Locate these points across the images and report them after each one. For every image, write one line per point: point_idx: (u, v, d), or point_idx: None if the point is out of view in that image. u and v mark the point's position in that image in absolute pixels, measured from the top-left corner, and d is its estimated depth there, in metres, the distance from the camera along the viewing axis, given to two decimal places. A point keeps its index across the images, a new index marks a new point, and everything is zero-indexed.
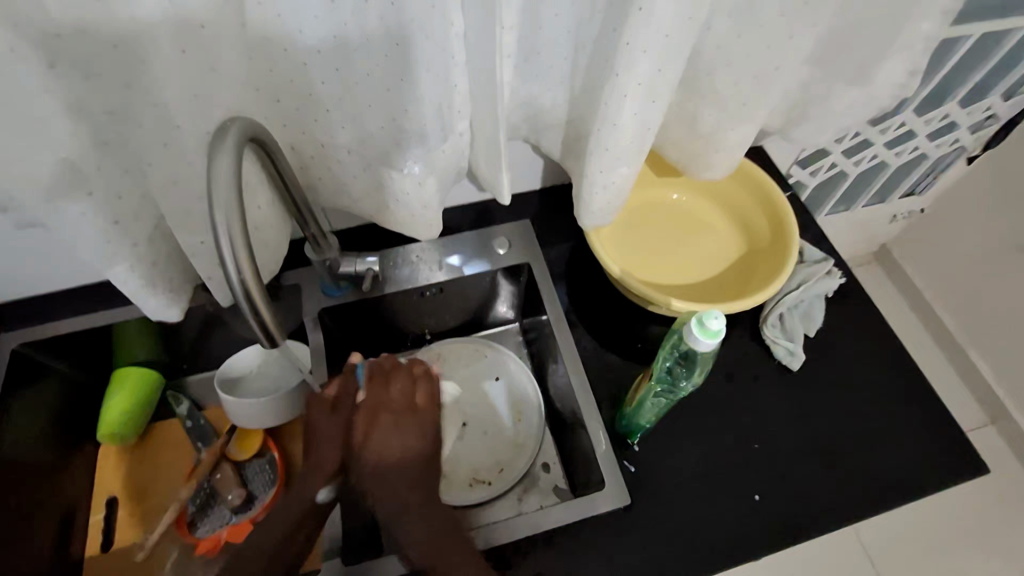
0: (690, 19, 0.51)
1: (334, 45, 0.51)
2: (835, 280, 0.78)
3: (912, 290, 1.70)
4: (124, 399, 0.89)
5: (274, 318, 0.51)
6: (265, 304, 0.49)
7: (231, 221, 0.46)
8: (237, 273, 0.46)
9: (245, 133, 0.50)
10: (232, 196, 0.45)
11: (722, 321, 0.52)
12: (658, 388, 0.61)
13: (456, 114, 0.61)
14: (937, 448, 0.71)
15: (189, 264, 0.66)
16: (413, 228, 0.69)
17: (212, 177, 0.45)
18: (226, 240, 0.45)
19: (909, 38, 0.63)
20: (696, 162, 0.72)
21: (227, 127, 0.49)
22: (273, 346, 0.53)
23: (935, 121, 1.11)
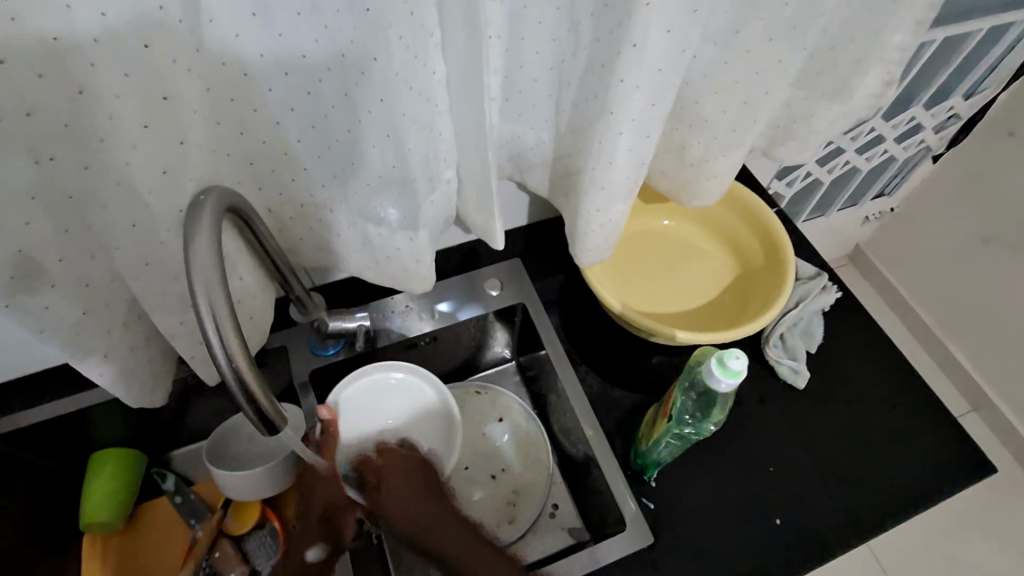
0: (681, 52, 0.50)
1: (309, 101, 0.49)
2: (831, 295, 0.77)
3: (889, 286, 1.74)
4: (109, 484, 0.82)
5: (271, 401, 0.47)
6: (259, 387, 0.46)
7: (213, 299, 0.42)
8: (220, 357, 0.43)
9: (221, 207, 0.46)
10: (214, 273, 0.42)
11: (742, 361, 0.51)
12: (676, 429, 0.57)
13: (442, 162, 0.58)
14: (945, 459, 0.70)
15: (167, 344, 0.61)
16: (401, 281, 0.65)
17: (192, 258, 0.42)
18: (213, 332, 0.42)
19: (890, 51, 0.63)
20: (687, 190, 0.71)
21: (203, 205, 0.45)
22: (272, 432, 0.49)
23: (902, 124, 1.15)
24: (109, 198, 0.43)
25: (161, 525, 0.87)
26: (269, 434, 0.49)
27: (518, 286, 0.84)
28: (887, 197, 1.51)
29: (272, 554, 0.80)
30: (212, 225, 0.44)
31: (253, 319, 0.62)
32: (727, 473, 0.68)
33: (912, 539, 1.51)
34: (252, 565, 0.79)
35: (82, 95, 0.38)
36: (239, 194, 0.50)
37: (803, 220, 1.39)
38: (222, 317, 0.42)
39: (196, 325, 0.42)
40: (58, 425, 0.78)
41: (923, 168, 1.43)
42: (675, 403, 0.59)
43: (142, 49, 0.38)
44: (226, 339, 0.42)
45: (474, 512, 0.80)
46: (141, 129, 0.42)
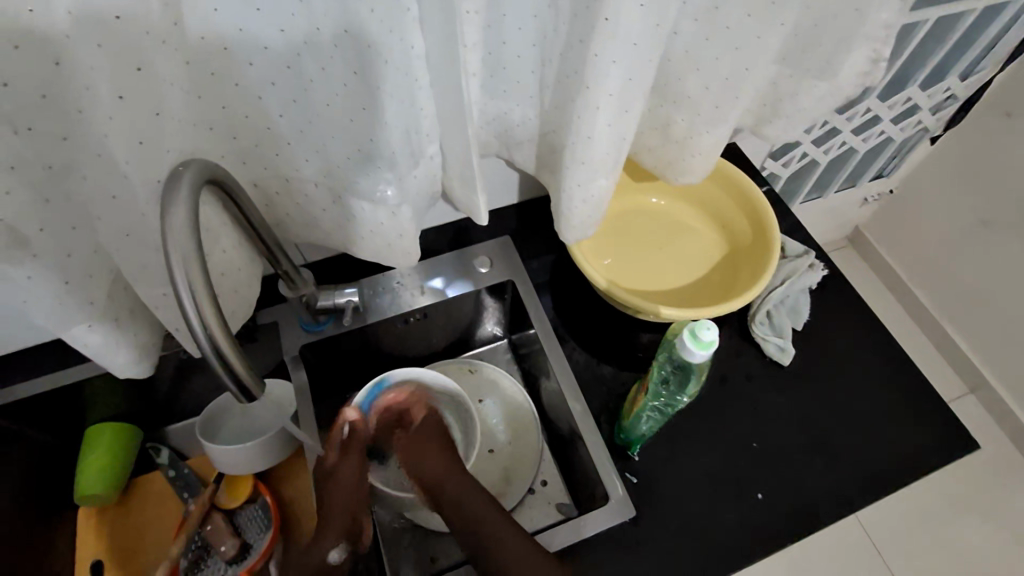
0: (656, 26, 0.50)
1: (288, 75, 0.49)
2: (818, 273, 0.77)
3: (887, 269, 1.74)
4: (104, 455, 0.85)
5: (249, 370, 0.49)
6: (237, 358, 0.48)
7: (190, 269, 0.43)
8: (200, 327, 0.44)
9: (201, 179, 0.47)
10: (190, 243, 0.43)
11: (714, 332, 0.51)
12: (654, 403, 0.58)
13: (425, 137, 0.59)
14: (928, 435, 0.71)
15: (153, 317, 0.63)
16: (387, 257, 0.66)
17: (168, 227, 0.43)
18: (192, 303, 0.44)
19: (874, 28, 0.62)
20: (672, 167, 0.71)
21: (180, 177, 0.46)
22: (251, 399, 0.51)
23: (899, 104, 1.13)
24: (89, 168, 0.44)
25: (154, 502, 0.88)
26: (247, 402, 0.51)
27: (507, 264, 0.84)
28: (886, 179, 1.50)
29: (264, 529, 0.82)
30: (189, 196, 0.45)
31: (239, 293, 0.63)
32: (708, 448, 0.69)
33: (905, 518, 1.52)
34: (243, 539, 0.81)
35: (59, 66, 0.38)
36: (220, 165, 0.51)
37: (799, 202, 1.38)
38: (199, 287, 0.44)
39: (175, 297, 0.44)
40: (52, 398, 0.80)
41: (920, 149, 1.42)
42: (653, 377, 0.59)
43: (115, 21, 0.39)
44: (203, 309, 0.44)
45: None
46: (117, 101, 0.42)
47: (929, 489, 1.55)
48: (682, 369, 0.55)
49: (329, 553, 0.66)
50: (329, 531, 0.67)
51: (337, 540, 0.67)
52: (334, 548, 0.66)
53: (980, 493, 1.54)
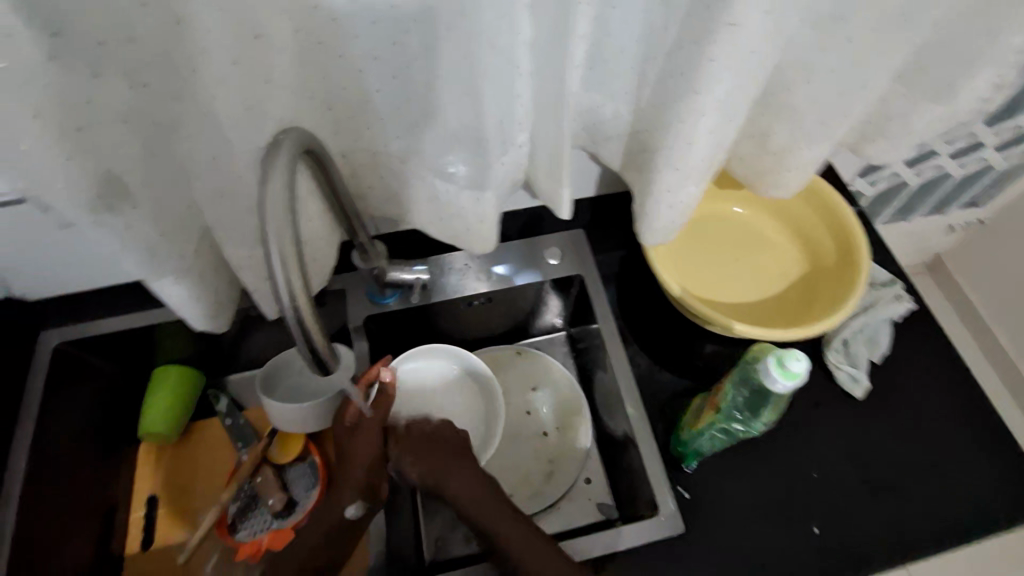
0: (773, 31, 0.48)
1: (393, 52, 0.49)
2: (903, 305, 0.73)
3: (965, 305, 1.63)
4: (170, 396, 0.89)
5: (325, 343, 0.50)
6: (317, 329, 0.48)
7: (283, 237, 0.44)
8: (288, 295, 0.45)
9: (298, 147, 0.48)
10: (284, 211, 0.44)
11: (804, 363, 0.48)
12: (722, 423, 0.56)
13: (518, 125, 0.57)
14: (1009, 493, 0.66)
15: (233, 274, 0.64)
16: (466, 243, 0.65)
17: (267, 195, 0.44)
18: (280, 269, 0.44)
19: (1003, 53, 0.57)
20: (764, 180, 0.68)
21: (281, 144, 0.47)
22: (326, 372, 0.53)
23: (1007, 133, 1.05)
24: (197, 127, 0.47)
25: (207, 447, 0.92)
26: (321, 373, 0.53)
27: (576, 258, 0.83)
28: (977, 210, 1.40)
29: (310, 488, 0.86)
30: (286, 165, 0.45)
31: (317, 261, 0.65)
32: (765, 473, 0.67)
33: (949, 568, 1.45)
34: (289, 495, 0.85)
35: (179, 26, 0.41)
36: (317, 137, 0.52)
37: (878, 225, 1.31)
38: (289, 256, 0.44)
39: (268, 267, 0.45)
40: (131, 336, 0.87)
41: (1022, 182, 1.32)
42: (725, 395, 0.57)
43: None
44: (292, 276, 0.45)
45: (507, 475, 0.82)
46: (230, 65, 0.43)
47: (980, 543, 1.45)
48: (760, 393, 0.53)
49: (347, 508, 0.66)
50: (347, 488, 0.66)
51: (354, 500, 0.66)
52: (351, 505, 0.66)
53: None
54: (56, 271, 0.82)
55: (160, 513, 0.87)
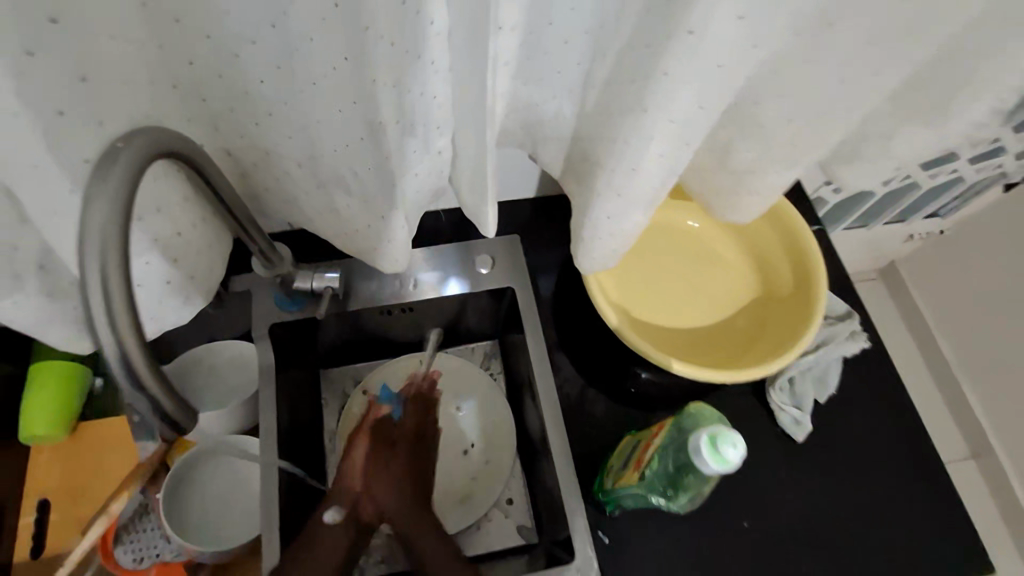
0: (753, 47, 0.38)
1: (274, 36, 0.39)
2: (859, 344, 0.68)
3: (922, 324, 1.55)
4: (46, 398, 0.81)
5: (178, 398, 0.40)
6: (163, 385, 0.39)
7: (107, 270, 0.34)
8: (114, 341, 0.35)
9: (139, 164, 0.37)
10: (115, 241, 0.35)
11: (738, 453, 0.46)
12: (645, 488, 0.51)
13: (434, 130, 0.49)
14: (935, 546, 0.65)
15: None
16: (370, 256, 0.56)
17: (83, 226, 0.34)
18: (101, 313, 0.35)
19: (1012, 75, 0.48)
20: (720, 200, 0.59)
21: (117, 156, 0.36)
22: (182, 429, 0.42)
23: (983, 145, 0.99)
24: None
25: (100, 444, 0.85)
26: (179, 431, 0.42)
27: (513, 267, 0.76)
28: (941, 221, 1.31)
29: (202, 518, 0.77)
30: (128, 175, 0.36)
31: (190, 283, 0.54)
32: (693, 521, 0.63)
33: None
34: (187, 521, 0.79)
35: None
36: (176, 133, 0.42)
37: (838, 231, 1.24)
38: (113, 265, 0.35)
39: (84, 304, 0.35)
40: None
41: (991, 195, 1.23)
42: (649, 460, 0.51)
43: None
44: (122, 325, 0.35)
45: (435, 485, 0.80)
46: (47, 24, 0.34)
47: None
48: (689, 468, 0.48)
49: (323, 513, 0.66)
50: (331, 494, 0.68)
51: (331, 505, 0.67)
52: (328, 510, 0.67)
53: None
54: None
55: (51, 520, 0.82)
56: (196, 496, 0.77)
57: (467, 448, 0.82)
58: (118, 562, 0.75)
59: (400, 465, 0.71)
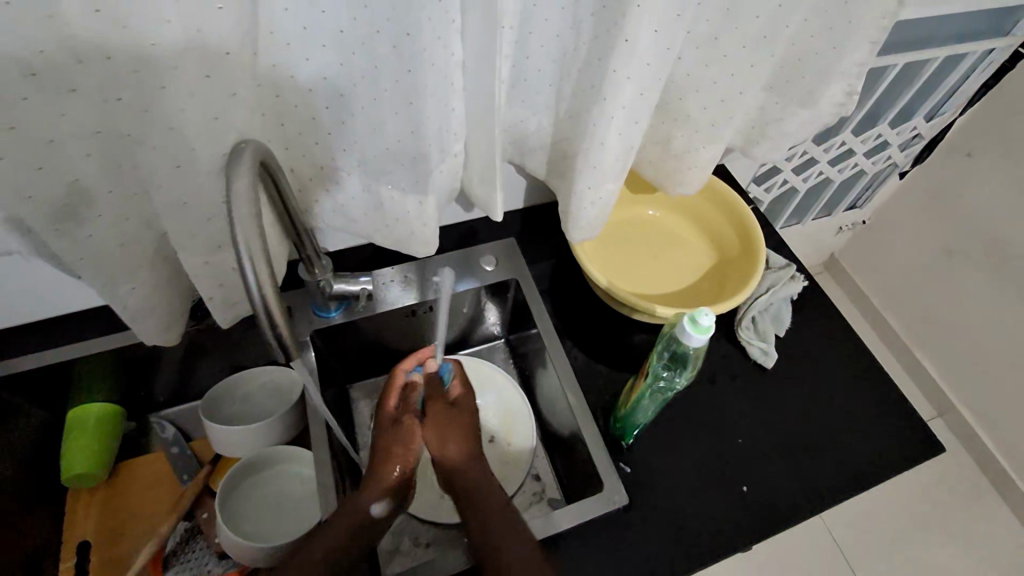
0: (667, 50, 0.58)
1: (339, 72, 0.54)
2: (798, 284, 0.85)
3: (866, 303, 1.78)
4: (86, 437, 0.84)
5: (288, 330, 0.53)
6: (282, 317, 0.52)
7: (248, 232, 0.46)
8: (259, 292, 0.49)
9: (254, 162, 0.50)
10: (252, 212, 0.47)
11: (710, 318, 0.56)
12: (652, 387, 0.63)
13: (451, 135, 0.63)
14: (898, 436, 0.77)
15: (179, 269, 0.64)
16: (407, 246, 0.71)
17: (232, 196, 0.46)
18: (246, 264, 0.47)
19: (849, 66, 0.69)
20: (671, 179, 0.78)
21: (242, 152, 0.50)
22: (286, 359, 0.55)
23: (871, 140, 1.24)
24: (157, 139, 0.48)
25: (145, 481, 0.89)
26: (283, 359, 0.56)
27: (512, 263, 0.90)
28: (859, 211, 1.56)
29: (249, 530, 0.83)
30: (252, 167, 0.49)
31: None
32: (697, 442, 0.74)
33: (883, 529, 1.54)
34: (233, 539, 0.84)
35: (153, 49, 0.43)
36: (268, 151, 0.55)
37: (781, 226, 1.47)
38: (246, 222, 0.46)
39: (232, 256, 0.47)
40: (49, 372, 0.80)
41: (890, 184, 1.49)
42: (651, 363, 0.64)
43: (215, 10, 0.44)
44: (258, 271, 0.48)
45: None
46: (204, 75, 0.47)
47: (893, 498, 1.58)
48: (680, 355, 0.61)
49: (374, 505, 0.66)
50: (374, 484, 0.67)
51: (381, 496, 0.67)
52: (378, 502, 0.66)
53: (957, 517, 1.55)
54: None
55: (93, 561, 0.83)
56: (245, 505, 0.83)
57: (492, 435, 0.88)
58: None
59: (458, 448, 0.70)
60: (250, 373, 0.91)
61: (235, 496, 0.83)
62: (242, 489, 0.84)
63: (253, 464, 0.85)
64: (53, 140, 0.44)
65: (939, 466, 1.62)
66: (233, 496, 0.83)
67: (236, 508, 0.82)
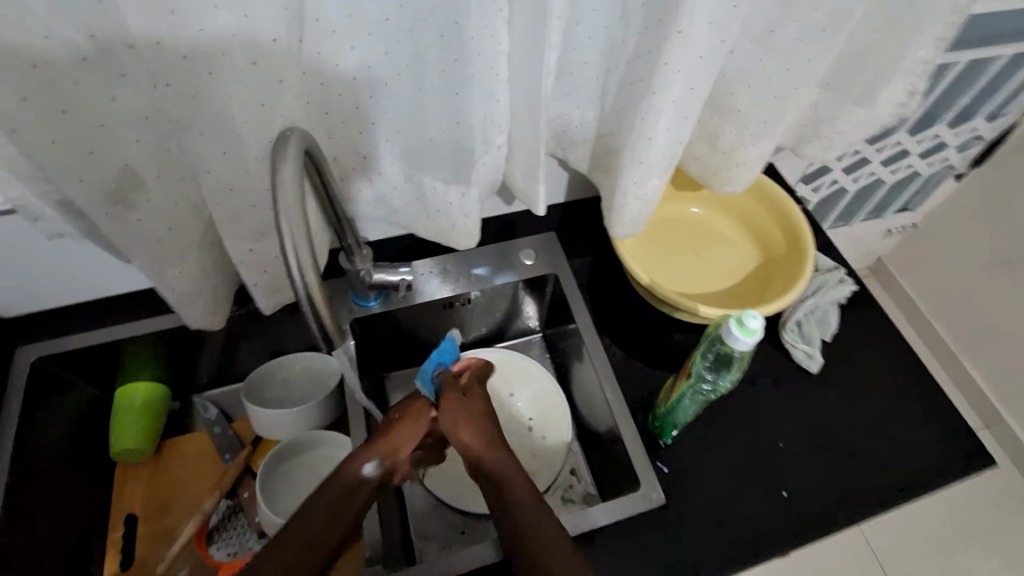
0: (722, 43, 0.56)
1: (386, 58, 0.54)
2: (846, 288, 0.81)
3: (913, 310, 1.70)
4: (138, 414, 0.87)
5: (333, 324, 0.55)
6: (324, 305, 0.53)
7: (295, 221, 0.48)
8: (303, 276, 0.49)
9: (301, 147, 0.51)
10: (297, 197, 0.48)
11: (760, 321, 0.55)
12: (694, 389, 0.62)
13: (495, 128, 0.60)
14: (955, 449, 0.73)
15: (217, 257, 0.65)
16: (447, 237, 0.71)
17: (278, 182, 0.48)
18: (293, 250, 0.48)
19: (913, 62, 0.66)
20: (718, 177, 0.76)
21: (288, 138, 0.50)
22: (329, 350, 0.57)
23: (927, 141, 1.19)
24: (206, 126, 0.50)
25: (189, 457, 0.92)
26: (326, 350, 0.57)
27: (550, 258, 0.90)
28: (910, 214, 1.49)
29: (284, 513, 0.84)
30: (296, 155, 0.50)
31: None
32: (739, 447, 0.72)
33: (922, 544, 1.48)
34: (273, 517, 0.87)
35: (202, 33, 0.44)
36: (314, 139, 0.56)
37: (826, 228, 1.42)
38: (296, 216, 0.48)
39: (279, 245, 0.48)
40: (98, 351, 0.84)
41: (946, 187, 1.42)
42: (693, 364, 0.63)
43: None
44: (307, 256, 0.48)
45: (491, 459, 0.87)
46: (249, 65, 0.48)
47: (940, 515, 1.50)
48: (727, 357, 0.59)
49: (363, 465, 0.61)
50: (363, 447, 0.63)
51: (371, 456, 0.62)
52: (368, 462, 0.62)
53: (1003, 536, 1.47)
54: (37, 271, 0.77)
55: (140, 533, 0.86)
56: (283, 486, 0.85)
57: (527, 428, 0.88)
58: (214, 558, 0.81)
59: (496, 451, 0.63)
60: (291, 357, 0.93)
61: (276, 476, 0.85)
62: (283, 471, 0.86)
63: (294, 446, 0.87)
64: (105, 125, 0.47)
65: (986, 483, 1.54)
66: (275, 478, 0.85)
67: (278, 488, 0.84)
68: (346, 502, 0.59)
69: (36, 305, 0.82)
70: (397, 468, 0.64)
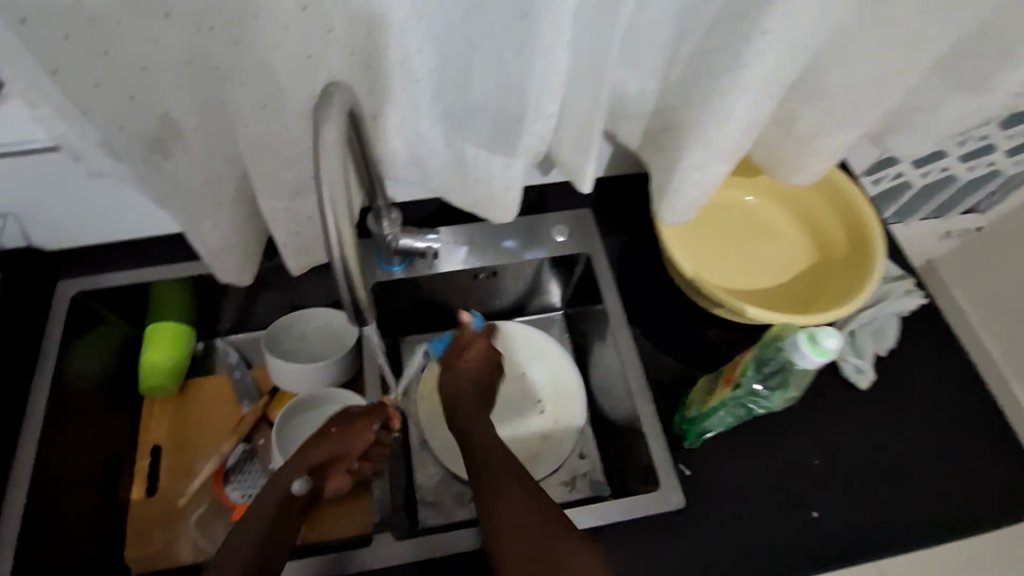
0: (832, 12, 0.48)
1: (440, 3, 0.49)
2: (915, 299, 0.77)
3: None
4: (163, 352, 0.86)
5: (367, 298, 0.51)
6: (361, 282, 0.49)
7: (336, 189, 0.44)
8: (341, 251, 0.46)
9: (336, 105, 0.46)
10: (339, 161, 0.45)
11: (835, 342, 0.54)
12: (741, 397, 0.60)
13: (548, 96, 0.53)
14: (994, 487, 0.71)
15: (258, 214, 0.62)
16: (484, 210, 0.66)
17: (319, 142, 0.44)
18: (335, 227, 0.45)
19: None
20: (786, 164, 0.67)
21: (332, 95, 0.47)
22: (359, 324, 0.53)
23: (1014, 136, 1.09)
24: (247, 76, 0.47)
25: (210, 398, 0.93)
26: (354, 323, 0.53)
27: (582, 235, 0.85)
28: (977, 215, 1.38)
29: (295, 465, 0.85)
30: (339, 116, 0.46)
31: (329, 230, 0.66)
32: (764, 460, 0.71)
33: None
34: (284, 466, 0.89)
35: None
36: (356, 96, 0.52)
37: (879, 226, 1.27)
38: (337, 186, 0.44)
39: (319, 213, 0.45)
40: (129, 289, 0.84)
41: None
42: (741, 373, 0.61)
43: None
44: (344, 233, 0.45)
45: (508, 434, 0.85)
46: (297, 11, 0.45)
47: None
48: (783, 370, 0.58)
49: (293, 482, 0.69)
50: (295, 463, 0.71)
51: (300, 473, 0.70)
52: (297, 479, 0.69)
53: None
54: (68, 205, 0.76)
55: (162, 465, 0.88)
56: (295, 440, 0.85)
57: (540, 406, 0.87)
58: (231, 499, 0.84)
59: (481, 427, 0.71)
60: (308, 312, 0.91)
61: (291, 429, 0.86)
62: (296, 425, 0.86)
63: (309, 401, 0.87)
64: (145, 69, 0.45)
65: None
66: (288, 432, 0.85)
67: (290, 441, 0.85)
68: (275, 521, 0.65)
69: (66, 239, 0.82)
70: (325, 476, 0.72)
